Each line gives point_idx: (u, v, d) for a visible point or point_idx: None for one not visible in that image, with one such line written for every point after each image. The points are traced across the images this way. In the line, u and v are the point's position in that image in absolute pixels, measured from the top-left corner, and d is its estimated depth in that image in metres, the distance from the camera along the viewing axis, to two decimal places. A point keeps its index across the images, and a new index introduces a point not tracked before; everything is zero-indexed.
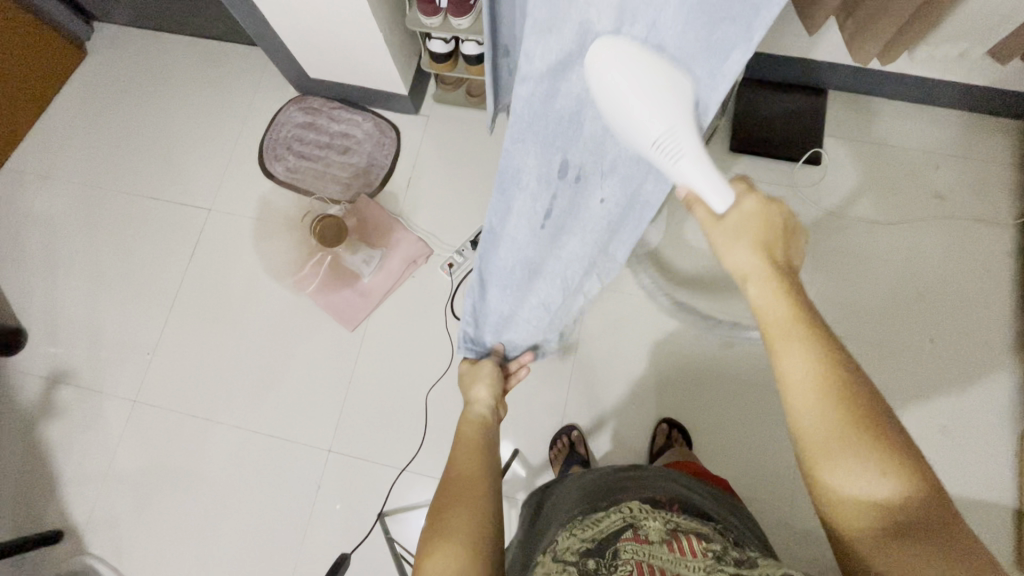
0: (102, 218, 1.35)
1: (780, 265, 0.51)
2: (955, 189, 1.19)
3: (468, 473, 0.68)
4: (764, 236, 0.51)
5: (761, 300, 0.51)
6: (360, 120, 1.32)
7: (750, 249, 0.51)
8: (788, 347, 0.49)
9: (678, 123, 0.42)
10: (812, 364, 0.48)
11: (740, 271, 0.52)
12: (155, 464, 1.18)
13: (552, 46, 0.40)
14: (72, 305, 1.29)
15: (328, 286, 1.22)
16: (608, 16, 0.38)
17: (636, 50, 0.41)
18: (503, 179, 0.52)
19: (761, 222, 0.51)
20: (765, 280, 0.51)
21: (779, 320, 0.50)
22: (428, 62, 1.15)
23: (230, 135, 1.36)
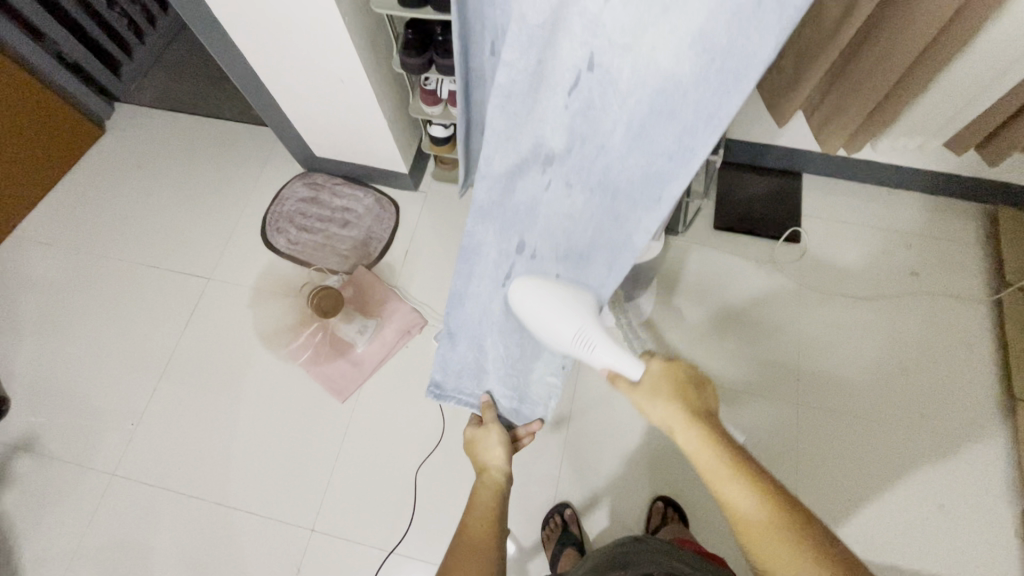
0: (99, 285, 1.37)
1: (698, 412, 0.60)
2: (929, 267, 1.24)
3: (473, 549, 0.68)
4: (679, 393, 0.61)
5: (692, 447, 0.59)
6: (361, 195, 1.39)
7: (670, 403, 0.61)
8: (730, 487, 0.55)
9: (590, 316, 0.62)
10: (744, 498, 0.55)
11: (667, 425, 0.61)
12: (126, 544, 1.12)
13: (511, 150, 0.53)
14: (59, 374, 1.28)
15: (321, 358, 1.23)
16: (557, 133, 0.52)
17: (584, 162, 0.54)
18: (467, 251, 0.66)
19: (671, 380, 0.62)
20: (690, 431, 0.59)
21: (710, 466, 0.57)
22: (428, 144, 1.22)
23: (236, 206, 1.42)
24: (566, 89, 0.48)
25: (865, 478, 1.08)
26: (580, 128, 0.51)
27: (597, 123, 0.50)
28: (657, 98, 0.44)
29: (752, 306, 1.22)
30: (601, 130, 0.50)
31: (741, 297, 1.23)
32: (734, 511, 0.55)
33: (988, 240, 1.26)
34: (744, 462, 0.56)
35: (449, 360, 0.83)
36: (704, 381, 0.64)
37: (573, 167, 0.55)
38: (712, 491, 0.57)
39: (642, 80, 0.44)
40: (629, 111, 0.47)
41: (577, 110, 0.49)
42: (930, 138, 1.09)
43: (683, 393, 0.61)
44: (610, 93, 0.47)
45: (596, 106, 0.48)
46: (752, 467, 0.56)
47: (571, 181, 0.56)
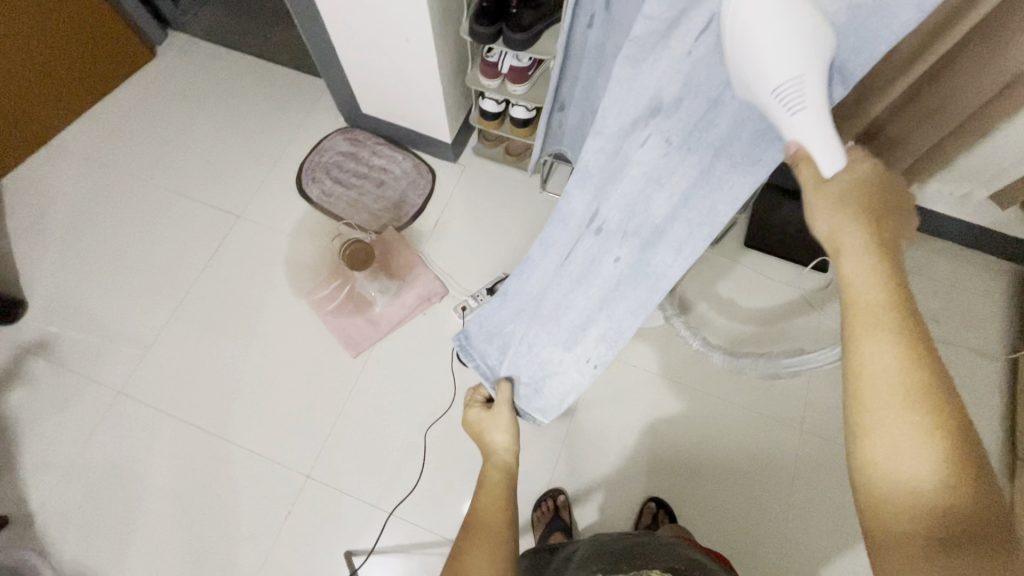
0: (130, 206, 1.37)
1: (884, 241, 0.43)
2: (951, 317, 1.24)
3: (482, 533, 0.61)
4: (875, 210, 0.44)
5: (851, 275, 0.43)
6: (400, 158, 1.39)
7: (850, 219, 0.43)
8: (873, 333, 0.41)
9: (808, 71, 0.40)
10: (892, 350, 0.41)
11: (836, 240, 0.44)
12: (123, 461, 1.13)
13: (625, 105, 0.52)
14: (79, 286, 1.29)
15: (339, 311, 1.23)
16: (672, 84, 0.49)
17: (694, 117, 0.50)
18: (558, 217, 0.67)
19: (872, 188, 0.44)
20: (864, 254, 0.43)
21: (872, 310, 0.42)
22: (477, 117, 1.23)
23: (275, 150, 1.42)
24: (694, 35, 0.45)
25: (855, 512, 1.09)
26: (698, 76, 0.48)
27: (717, 75, 0.47)
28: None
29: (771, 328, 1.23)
30: (718, 81, 0.47)
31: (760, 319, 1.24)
32: (869, 363, 0.41)
33: (1012, 301, 1.26)
34: (915, 323, 0.41)
35: (490, 319, 0.88)
36: (910, 209, 0.46)
37: (679, 123, 0.50)
38: (847, 327, 0.43)
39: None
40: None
41: (702, 63, 0.46)
42: (978, 188, 1.09)
43: (876, 207, 0.43)
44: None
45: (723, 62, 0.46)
46: (922, 331, 0.41)
47: (671, 142, 0.51)
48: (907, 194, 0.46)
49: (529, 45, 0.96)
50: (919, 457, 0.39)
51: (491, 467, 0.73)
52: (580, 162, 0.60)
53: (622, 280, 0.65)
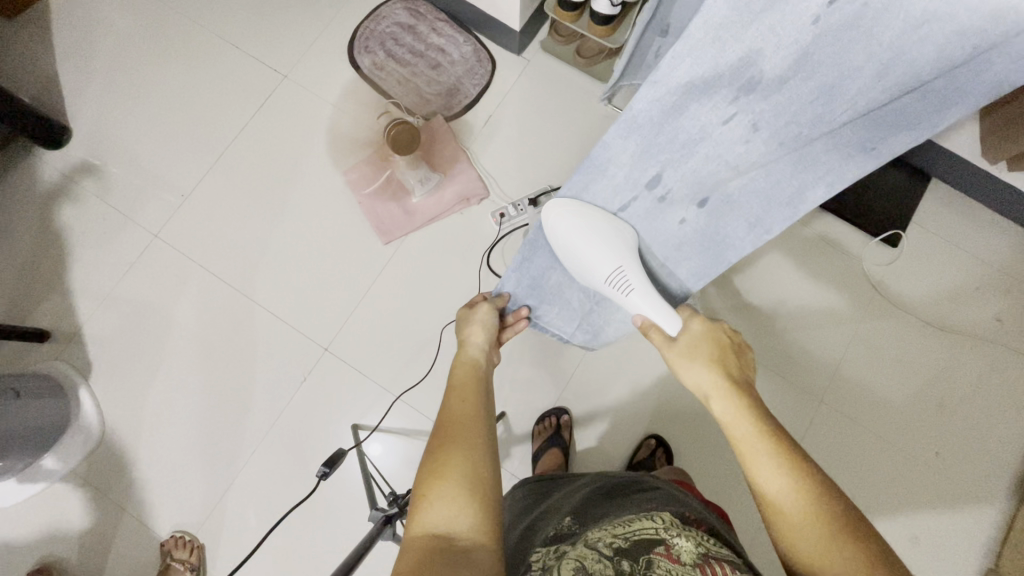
0: (176, 45, 1.31)
1: (738, 381, 0.60)
2: (1018, 319, 1.15)
3: (458, 422, 0.56)
4: (718, 360, 0.62)
5: (727, 414, 0.57)
6: (461, 41, 1.27)
7: (708, 366, 0.61)
8: (760, 458, 0.52)
9: (625, 264, 0.66)
10: (780, 470, 0.51)
11: (702, 389, 0.61)
12: (155, 301, 1.18)
13: (711, 64, 0.49)
14: (122, 122, 1.27)
15: (377, 196, 1.19)
16: (783, 60, 0.47)
17: (792, 99, 0.50)
18: (591, 164, 0.63)
19: (711, 341, 0.64)
20: (730, 397, 0.58)
21: (746, 435, 0.54)
22: (554, 6, 1.09)
23: (329, 9, 1.31)
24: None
25: (850, 488, 1.09)
26: (818, 53, 0.46)
27: (846, 55, 0.46)
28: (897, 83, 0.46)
29: (817, 296, 1.16)
30: (846, 64, 0.46)
31: (808, 283, 1.17)
32: (767, 486, 0.51)
33: None
34: (786, 441, 0.53)
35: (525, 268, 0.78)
36: (745, 352, 0.65)
37: (774, 106, 0.51)
38: (744, 467, 0.54)
39: (946, 8, 0.40)
40: (861, 81, 0.47)
41: (825, 38, 0.45)
42: None
43: (723, 358, 0.62)
44: (897, 15, 0.42)
45: (866, 28, 0.43)
46: (792, 442, 0.53)
47: (760, 125, 0.53)
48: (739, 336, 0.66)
49: None
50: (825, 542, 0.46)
51: (460, 363, 0.67)
52: (629, 109, 0.55)
53: (687, 240, 0.68)
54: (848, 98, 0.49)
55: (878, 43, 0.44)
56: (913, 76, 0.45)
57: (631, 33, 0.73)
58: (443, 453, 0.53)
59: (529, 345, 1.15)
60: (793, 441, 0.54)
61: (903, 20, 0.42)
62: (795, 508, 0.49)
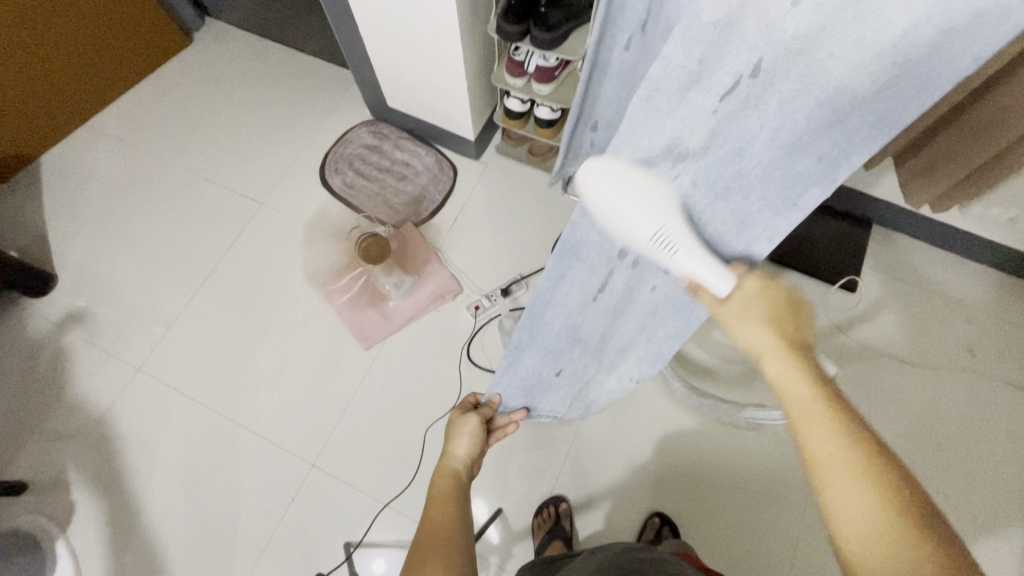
0: (159, 188, 1.41)
1: (795, 338, 0.50)
2: (986, 346, 1.18)
3: (436, 538, 0.57)
4: (780, 315, 0.50)
5: (779, 375, 0.49)
6: (422, 154, 1.39)
7: (764, 326, 0.50)
8: (815, 425, 0.45)
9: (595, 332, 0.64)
10: (836, 440, 0.44)
11: (754, 346, 0.51)
12: (138, 436, 1.16)
13: (632, 157, 0.48)
14: (107, 264, 1.32)
15: (355, 304, 1.24)
16: (696, 136, 0.45)
17: (719, 166, 0.47)
18: (565, 248, 0.58)
19: (772, 300, 0.51)
20: (781, 357, 0.49)
21: (803, 399, 0.47)
22: (501, 116, 1.21)
23: (301, 140, 1.43)
24: (720, 94, 0.42)
25: None
26: (724, 131, 0.45)
27: (744, 126, 0.44)
28: (789, 149, 0.44)
29: None
30: (747, 134, 0.44)
31: None
32: (817, 454, 0.45)
33: None
34: (843, 408, 0.46)
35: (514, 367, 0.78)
36: (819, 308, 0.52)
37: (705, 168, 0.47)
38: (794, 428, 0.47)
39: (808, 81, 0.39)
40: (760, 158, 0.45)
41: (727, 118, 0.44)
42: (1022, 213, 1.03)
43: (783, 318, 0.50)
44: (780, 86, 0.40)
45: (753, 104, 0.42)
46: (850, 410, 0.46)
47: (695, 190, 0.49)
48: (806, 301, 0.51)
49: (556, 44, 0.95)
50: (881, 513, 0.41)
51: (439, 473, 0.68)
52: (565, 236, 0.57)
53: (662, 301, 0.66)
54: (760, 158, 0.45)
55: (785, 108, 0.41)
56: (844, 113, 0.40)
57: (564, 131, 0.82)
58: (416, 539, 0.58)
59: (519, 433, 1.14)
60: (852, 408, 0.46)
61: (786, 90, 0.40)
62: (854, 472, 0.43)
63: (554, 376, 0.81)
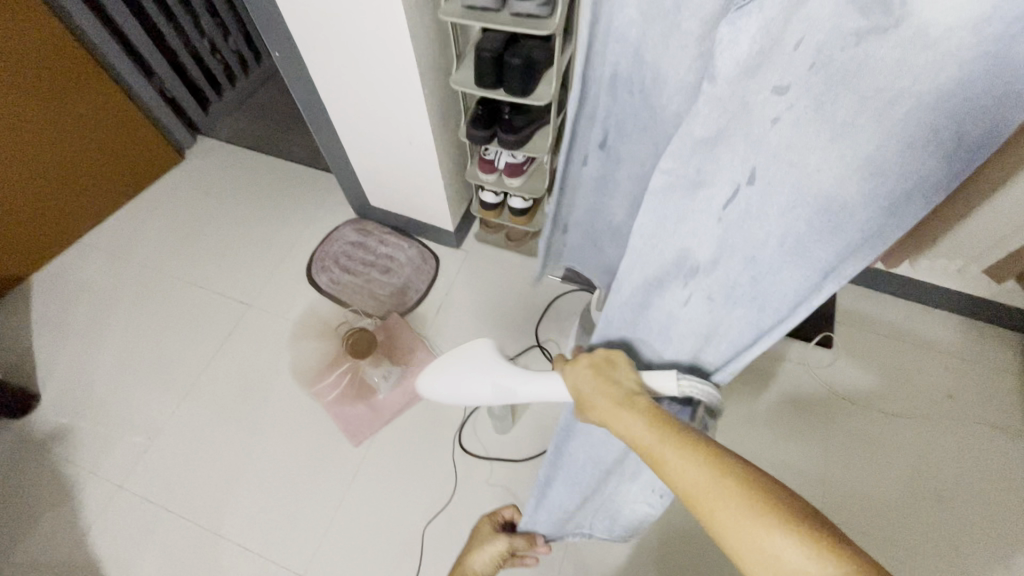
0: (147, 297, 1.43)
1: (627, 392, 0.55)
2: (966, 391, 1.20)
3: None
4: (609, 381, 0.57)
5: (625, 429, 0.52)
6: (406, 246, 1.45)
7: (603, 394, 0.56)
8: (675, 459, 0.47)
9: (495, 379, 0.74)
10: (698, 467, 0.46)
11: (602, 415, 0.56)
12: (115, 559, 1.10)
13: (652, 262, 0.55)
14: (91, 377, 1.32)
15: (344, 399, 1.24)
16: (706, 247, 0.50)
17: (731, 277, 0.50)
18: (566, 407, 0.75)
19: (591, 367, 0.59)
20: (623, 408, 0.53)
21: (647, 440, 0.50)
22: (478, 208, 1.29)
23: (289, 242, 1.50)
24: (721, 201, 0.47)
25: None
26: (729, 240, 0.48)
27: (751, 234, 0.47)
28: (826, 209, 0.42)
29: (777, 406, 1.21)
30: (752, 241, 0.47)
31: (766, 395, 1.22)
32: (689, 490, 0.46)
33: None
34: (690, 435, 0.48)
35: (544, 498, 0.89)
36: (621, 356, 0.60)
37: (717, 281, 0.51)
38: (657, 473, 0.49)
39: (807, 193, 0.42)
40: (794, 217, 0.44)
41: (727, 225, 0.48)
42: (968, 262, 1.10)
43: (603, 376, 0.58)
44: (771, 204, 0.44)
45: (749, 215, 0.46)
46: (695, 433, 0.49)
47: (714, 298, 0.53)
48: (619, 355, 0.60)
49: (521, 144, 1.04)
50: (761, 526, 0.41)
51: None
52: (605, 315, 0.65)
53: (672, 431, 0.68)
54: (770, 275, 0.47)
55: (774, 222, 0.45)
56: (849, 220, 0.41)
57: (539, 240, 0.87)
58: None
59: None
60: (697, 430, 0.49)
61: (775, 208, 0.44)
62: (716, 493, 0.44)
63: (579, 505, 0.88)
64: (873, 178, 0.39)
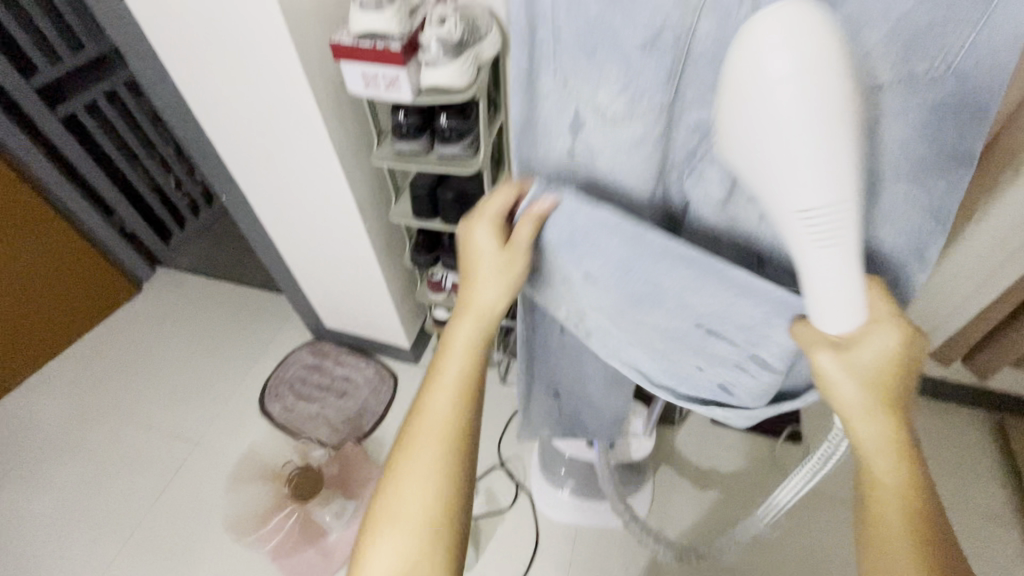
0: (87, 442, 1.36)
1: (896, 387, 0.42)
2: (945, 480, 1.15)
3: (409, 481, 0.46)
4: (892, 372, 0.42)
5: (848, 399, 0.43)
6: (362, 365, 1.41)
7: (862, 384, 0.42)
8: (881, 437, 0.42)
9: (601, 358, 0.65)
10: (894, 463, 0.42)
11: (829, 376, 0.42)
12: None
13: (692, 173, 0.52)
14: (21, 540, 1.22)
15: (292, 545, 1.14)
16: (722, 185, 0.50)
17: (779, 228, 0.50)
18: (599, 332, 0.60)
19: (887, 360, 0.42)
20: (859, 385, 0.42)
21: (871, 428, 0.42)
22: (431, 325, 1.29)
23: (242, 369, 1.46)
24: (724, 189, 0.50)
25: None
26: (738, 208, 0.51)
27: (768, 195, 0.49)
28: (942, 88, 0.38)
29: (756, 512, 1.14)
30: (750, 225, 0.51)
31: (742, 500, 1.16)
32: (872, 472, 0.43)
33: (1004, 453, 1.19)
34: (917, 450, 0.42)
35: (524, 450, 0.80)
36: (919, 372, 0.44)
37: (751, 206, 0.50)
38: (851, 435, 0.44)
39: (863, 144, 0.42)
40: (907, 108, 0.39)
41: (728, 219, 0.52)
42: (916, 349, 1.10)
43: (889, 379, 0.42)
44: (750, 213, 0.51)
45: (745, 202, 0.50)
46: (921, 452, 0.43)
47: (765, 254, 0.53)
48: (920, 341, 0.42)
49: None
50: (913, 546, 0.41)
51: None
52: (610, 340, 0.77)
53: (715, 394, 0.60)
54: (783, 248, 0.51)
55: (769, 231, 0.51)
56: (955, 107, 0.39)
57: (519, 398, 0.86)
58: (420, 414, 0.48)
59: None
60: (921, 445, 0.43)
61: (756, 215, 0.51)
62: (901, 495, 0.42)
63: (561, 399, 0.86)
64: (930, 112, 0.39)
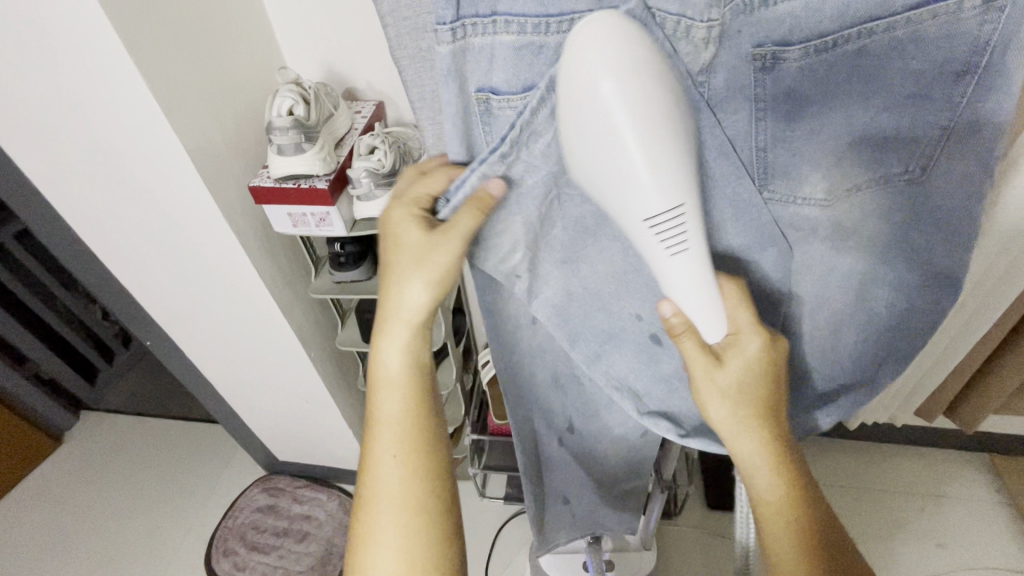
0: None
1: (760, 378, 0.48)
2: (957, 537, 1.09)
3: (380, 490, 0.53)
4: (762, 380, 0.48)
5: (719, 418, 0.49)
6: (324, 498, 1.26)
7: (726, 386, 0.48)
8: (747, 436, 0.49)
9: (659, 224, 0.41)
10: (763, 453, 0.49)
11: (700, 389, 0.48)
12: None
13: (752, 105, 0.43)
14: None
15: None
16: (785, 102, 0.42)
17: (872, 113, 0.42)
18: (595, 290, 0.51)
19: (761, 367, 0.48)
20: (722, 398, 0.48)
21: (738, 435, 0.49)
22: None
23: (186, 523, 1.29)
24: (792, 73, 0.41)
25: None
26: (812, 99, 0.42)
27: (829, 94, 0.41)
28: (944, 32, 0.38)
29: None
30: (830, 104, 0.42)
31: None
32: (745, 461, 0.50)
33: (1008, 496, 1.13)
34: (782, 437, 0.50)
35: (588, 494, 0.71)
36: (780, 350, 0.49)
37: (823, 125, 0.43)
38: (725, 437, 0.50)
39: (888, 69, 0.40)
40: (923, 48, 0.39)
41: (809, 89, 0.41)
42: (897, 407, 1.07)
43: (758, 388, 0.48)
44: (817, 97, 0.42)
45: (811, 93, 0.42)
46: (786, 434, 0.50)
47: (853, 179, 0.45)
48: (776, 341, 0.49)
49: None
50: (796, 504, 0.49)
51: None
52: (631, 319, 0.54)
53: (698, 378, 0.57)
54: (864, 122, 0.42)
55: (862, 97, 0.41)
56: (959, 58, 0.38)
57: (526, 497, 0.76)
58: (370, 462, 0.53)
59: None
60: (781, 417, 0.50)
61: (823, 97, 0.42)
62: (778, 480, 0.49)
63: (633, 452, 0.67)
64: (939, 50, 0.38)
